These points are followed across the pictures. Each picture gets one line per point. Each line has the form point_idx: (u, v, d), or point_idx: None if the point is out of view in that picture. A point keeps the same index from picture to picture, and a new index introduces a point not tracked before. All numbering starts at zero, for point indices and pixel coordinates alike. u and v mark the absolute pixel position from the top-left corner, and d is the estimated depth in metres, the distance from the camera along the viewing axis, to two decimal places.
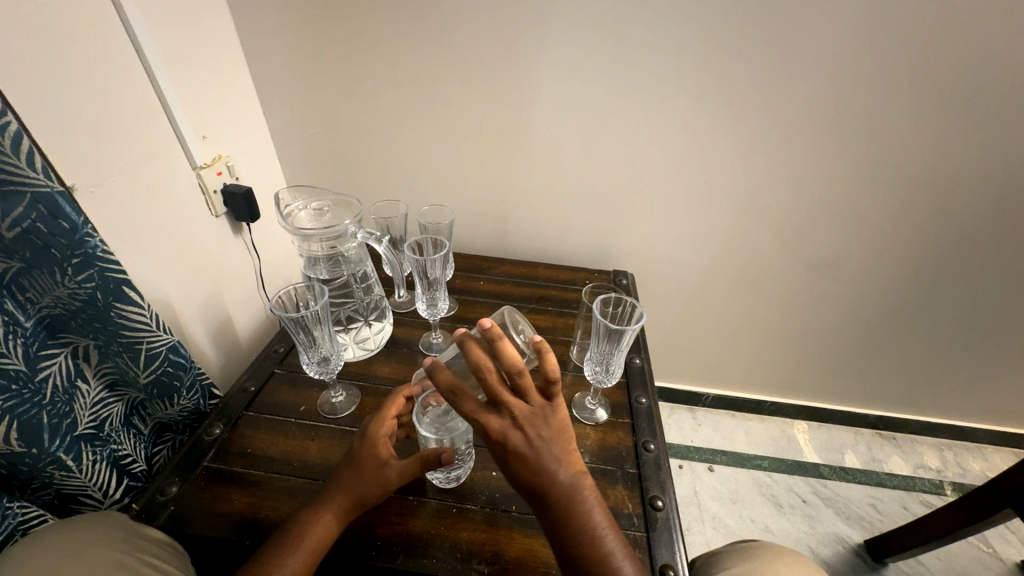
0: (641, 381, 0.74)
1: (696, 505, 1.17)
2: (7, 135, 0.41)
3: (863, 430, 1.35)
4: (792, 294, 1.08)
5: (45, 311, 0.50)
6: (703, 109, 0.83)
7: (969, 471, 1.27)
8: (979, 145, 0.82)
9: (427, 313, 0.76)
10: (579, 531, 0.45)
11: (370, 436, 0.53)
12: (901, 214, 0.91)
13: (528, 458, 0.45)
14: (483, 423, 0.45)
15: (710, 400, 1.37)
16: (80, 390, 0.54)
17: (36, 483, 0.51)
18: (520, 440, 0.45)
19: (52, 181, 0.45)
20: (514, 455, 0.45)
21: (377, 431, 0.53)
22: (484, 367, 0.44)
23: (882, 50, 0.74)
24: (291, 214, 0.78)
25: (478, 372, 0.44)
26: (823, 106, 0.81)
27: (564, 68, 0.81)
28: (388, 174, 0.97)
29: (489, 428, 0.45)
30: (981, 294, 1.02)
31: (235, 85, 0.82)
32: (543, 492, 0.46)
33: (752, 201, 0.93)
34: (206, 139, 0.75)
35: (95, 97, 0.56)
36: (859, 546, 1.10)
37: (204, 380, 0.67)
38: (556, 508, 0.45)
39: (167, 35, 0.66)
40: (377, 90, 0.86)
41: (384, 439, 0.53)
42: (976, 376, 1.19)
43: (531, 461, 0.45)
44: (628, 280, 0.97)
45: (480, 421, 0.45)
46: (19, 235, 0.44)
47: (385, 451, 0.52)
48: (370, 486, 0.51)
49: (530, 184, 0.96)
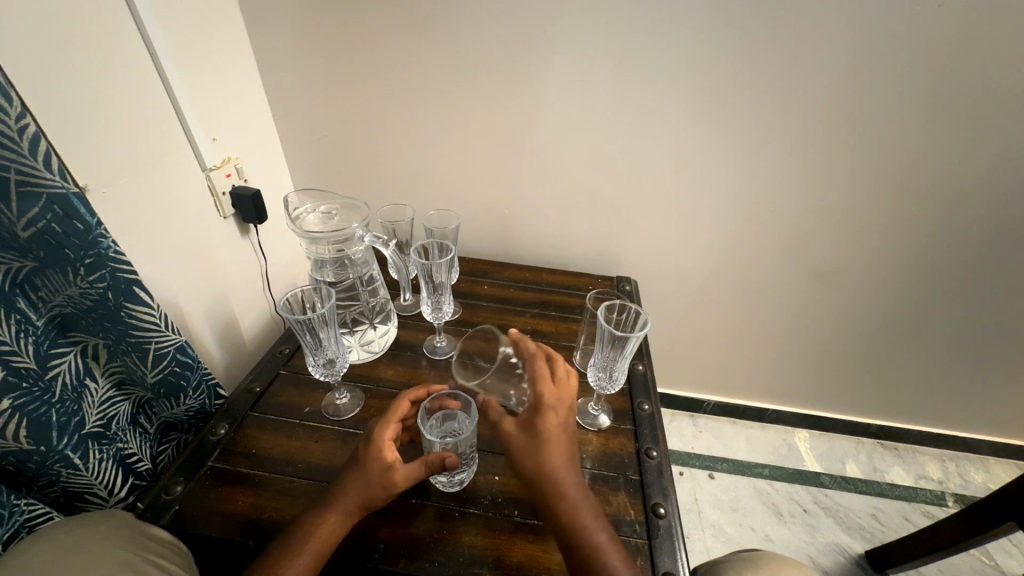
0: (644, 388, 0.74)
1: (696, 512, 1.17)
2: (26, 136, 0.42)
3: (864, 440, 1.35)
4: (795, 302, 1.08)
5: (56, 309, 0.51)
6: (709, 119, 0.84)
7: (971, 482, 1.27)
8: (984, 157, 0.82)
9: (432, 317, 0.77)
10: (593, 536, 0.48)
11: (375, 439, 0.53)
12: (905, 225, 0.92)
13: (563, 441, 0.52)
14: (539, 395, 0.52)
15: (711, 407, 1.37)
16: (88, 388, 0.55)
17: (43, 480, 0.52)
18: (563, 421, 0.53)
19: (68, 182, 0.46)
20: (557, 431, 0.51)
21: (382, 435, 0.53)
22: (555, 356, 0.57)
23: (886, 62, 0.75)
24: (300, 215, 0.79)
25: (551, 357, 0.57)
26: (827, 116, 0.81)
27: (570, 75, 0.82)
28: (395, 178, 0.98)
29: (550, 394, 0.52)
30: (983, 306, 1.02)
31: (244, 89, 0.82)
32: (567, 480, 0.50)
33: (757, 210, 0.94)
34: (216, 141, 0.75)
35: (108, 99, 0.57)
36: (859, 556, 1.10)
37: (210, 380, 0.67)
38: (571, 499, 0.49)
39: (180, 40, 0.67)
40: (385, 94, 0.87)
41: (389, 443, 0.53)
42: (980, 387, 1.18)
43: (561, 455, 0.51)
44: (632, 286, 0.98)
45: (545, 385, 0.53)
46: (33, 235, 0.45)
47: (392, 455, 0.53)
48: (378, 488, 0.51)
49: (535, 190, 0.96)
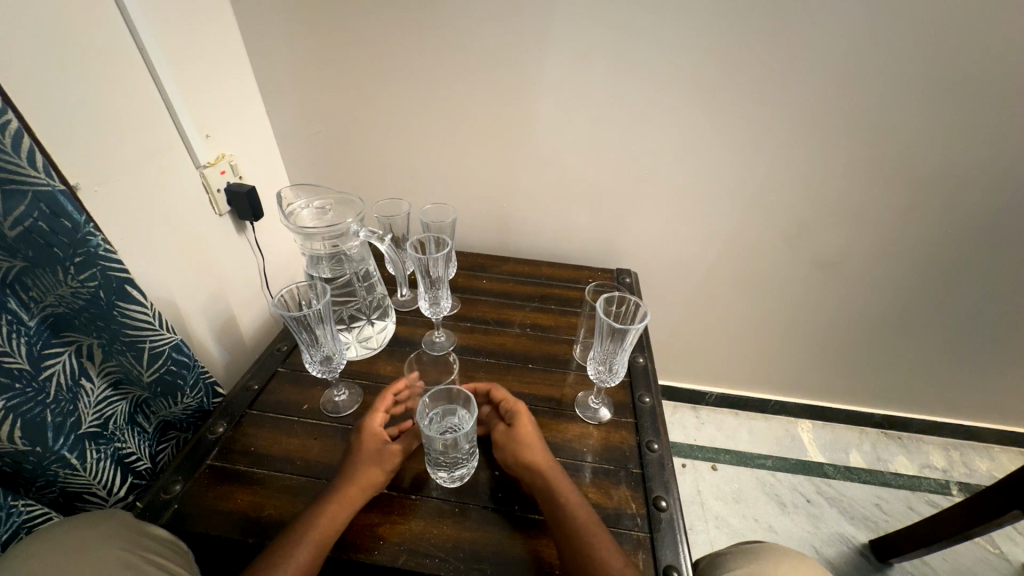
0: (646, 381, 0.73)
1: (698, 503, 1.17)
2: (8, 133, 0.41)
3: (868, 429, 1.34)
4: (797, 291, 1.07)
5: (48, 310, 0.50)
6: (709, 108, 0.82)
7: (976, 471, 1.26)
8: (990, 142, 0.80)
9: (430, 312, 0.77)
10: (578, 512, 0.51)
11: (366, 428, 0.57)
12: (908, 213, 0.91)
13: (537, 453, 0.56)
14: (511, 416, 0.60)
15: (714, 398, 1.37)
16: (84, 388, 0.55)
17: (41, 480, 0.52)
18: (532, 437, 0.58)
19: (53, 179, 0.45)
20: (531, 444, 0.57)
21: (372, 424, 0.57)
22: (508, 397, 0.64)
23: (890, 45, 0.73)
24: (293, 212, 0.80)
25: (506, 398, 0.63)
26: (829, 103, 0.80)
27: (567, 64, 0.80)
28: (392, 172, 0.97)
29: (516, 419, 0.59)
30: (988, 294, 1.01)
31: (238, 84, 0.81)
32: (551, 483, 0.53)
33: (758, 199, 0.93)
34: (209, 137, 0.75)
35: (99, 97, 0.56)
36: (863, 545, 1.10)
37: (207, 379, 0.67)
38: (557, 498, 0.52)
39: (169, 35, 0.66)
40: (380, 88, 0.86)
41: (380, 430, 0.57)
42: (986, 374, 1.17)
43: (540, 444, 0.57)
44: (631, 278, 0.97)
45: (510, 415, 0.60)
46: (21, 234, 0.44)
47: (385, 440, 0.57)
48: (371, 474, 0.54)
49: (533, 183, 0.95)
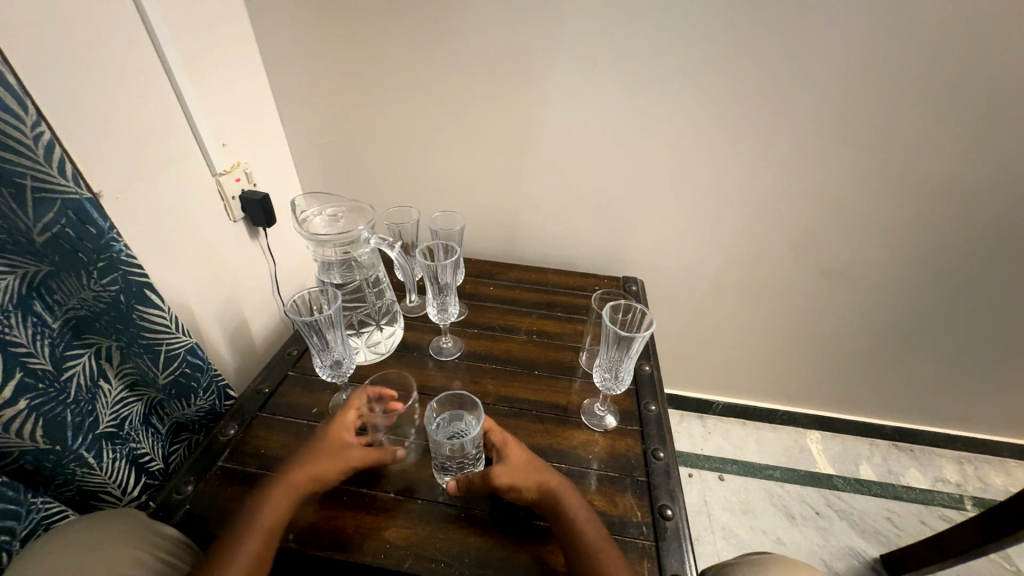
0: (651, 389, 0.73)
1: (706, 515, 1.16)
2: (41, 144, 0.43)
3: (879, 441, 1.32)
4: (805, 301, 1.06)
5: (71, 313, 0.52)
6: (715, 118, 0.83)
7: (990, 486, 1.23)
8: (999, 152, 0.80)
9: (437, 318, 0.78)
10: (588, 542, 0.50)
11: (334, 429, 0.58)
12: (917, 222, 0.90)
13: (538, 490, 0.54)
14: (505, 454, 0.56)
15: (721, 408, 1.36)
16: (102, 390, 0.56)
17: (59, 479, 0.53)
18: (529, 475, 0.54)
19: (81, 188, 0.47)
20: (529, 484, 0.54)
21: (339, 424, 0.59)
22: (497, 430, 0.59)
23: (895, 57, 0.74)
24: (307, 219, 0.81)
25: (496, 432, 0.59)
26: (835, 114, 0.80)
27: (574, 76, 0.82)
28: (402, 180, 0.99)
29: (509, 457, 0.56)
30: (1000, 305, 1.00)
31: (254, 94, 0.84)
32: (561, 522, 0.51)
33: (765, 208, 0.93)
34: (225, 146, 0.77)
35: (124, 108, 0.58)
36: (874, 560, 1.08)
37: (220, 381, 0.69)
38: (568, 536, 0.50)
39: (190, 48, 0.68)
40: (392, 99, 0.88)
41: (346, 432, 0.59)
42: (1000, 387, 1.15)
43: (537, 466, 0.56)
44: (638, 286, 0.97)
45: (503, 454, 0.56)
46: (48, 240, 0.46)
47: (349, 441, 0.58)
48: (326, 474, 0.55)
49: (540, 191, 0.97)
